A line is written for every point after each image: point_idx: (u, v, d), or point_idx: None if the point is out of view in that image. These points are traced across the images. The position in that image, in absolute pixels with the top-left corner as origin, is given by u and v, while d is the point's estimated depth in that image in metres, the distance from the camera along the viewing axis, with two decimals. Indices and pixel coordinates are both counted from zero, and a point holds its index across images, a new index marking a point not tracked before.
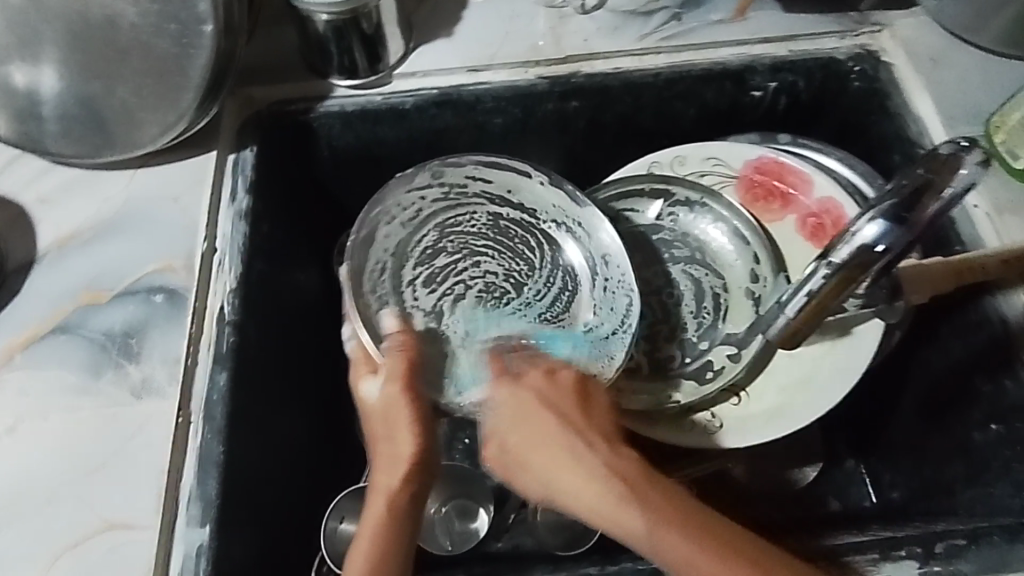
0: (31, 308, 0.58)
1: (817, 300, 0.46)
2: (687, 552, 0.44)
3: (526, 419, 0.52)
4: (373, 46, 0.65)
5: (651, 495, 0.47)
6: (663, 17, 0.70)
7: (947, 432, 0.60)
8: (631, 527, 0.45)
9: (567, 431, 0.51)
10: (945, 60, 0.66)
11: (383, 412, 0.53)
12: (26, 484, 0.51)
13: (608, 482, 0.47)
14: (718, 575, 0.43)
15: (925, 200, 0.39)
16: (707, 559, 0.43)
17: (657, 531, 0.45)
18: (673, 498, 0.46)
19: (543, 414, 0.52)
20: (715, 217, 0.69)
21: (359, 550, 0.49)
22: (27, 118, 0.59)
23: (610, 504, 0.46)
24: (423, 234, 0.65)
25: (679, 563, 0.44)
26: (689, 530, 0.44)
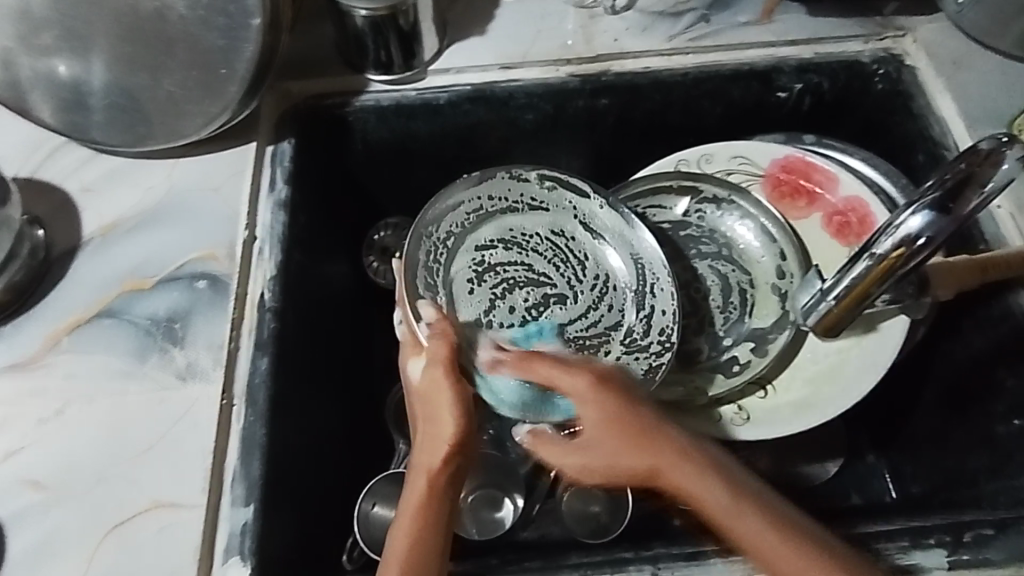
0: (77, 292, 0.59)
1: (859, 287, 0.49)
2: (778, 547, 0.45)
3: (603, 423, 0.51)
4: (408, 43, 0.66)
5: (751, 535, 0.45)
6: (691, 18, 0.71)
7: (969, 426, 0.61)
8: (696, 493, 0.48)
9: (651, 430, 0.50)
10: (968, 64, 0.68)
11: (425, 395, 0.55)
12: (76, 464, 0.53)
13: (641, 452, 0.50)
14: (760, 541, 0.45)
15: (967, 192, 0.41)
16: (747, 515, 0.46)
17: (739, 520, 0.46)
18: (773, 541, 0.45)
19: (616, 421, 0.51)
20: (742, 213, 0.70)
21: (401, 529, 0.50)
22: (75, 108, 0.61)
23: (722, 501, 0.47)
24: (482, 230, 0.67)
25: (772, 564, 0.45)
26: (729, 488, 0.47)
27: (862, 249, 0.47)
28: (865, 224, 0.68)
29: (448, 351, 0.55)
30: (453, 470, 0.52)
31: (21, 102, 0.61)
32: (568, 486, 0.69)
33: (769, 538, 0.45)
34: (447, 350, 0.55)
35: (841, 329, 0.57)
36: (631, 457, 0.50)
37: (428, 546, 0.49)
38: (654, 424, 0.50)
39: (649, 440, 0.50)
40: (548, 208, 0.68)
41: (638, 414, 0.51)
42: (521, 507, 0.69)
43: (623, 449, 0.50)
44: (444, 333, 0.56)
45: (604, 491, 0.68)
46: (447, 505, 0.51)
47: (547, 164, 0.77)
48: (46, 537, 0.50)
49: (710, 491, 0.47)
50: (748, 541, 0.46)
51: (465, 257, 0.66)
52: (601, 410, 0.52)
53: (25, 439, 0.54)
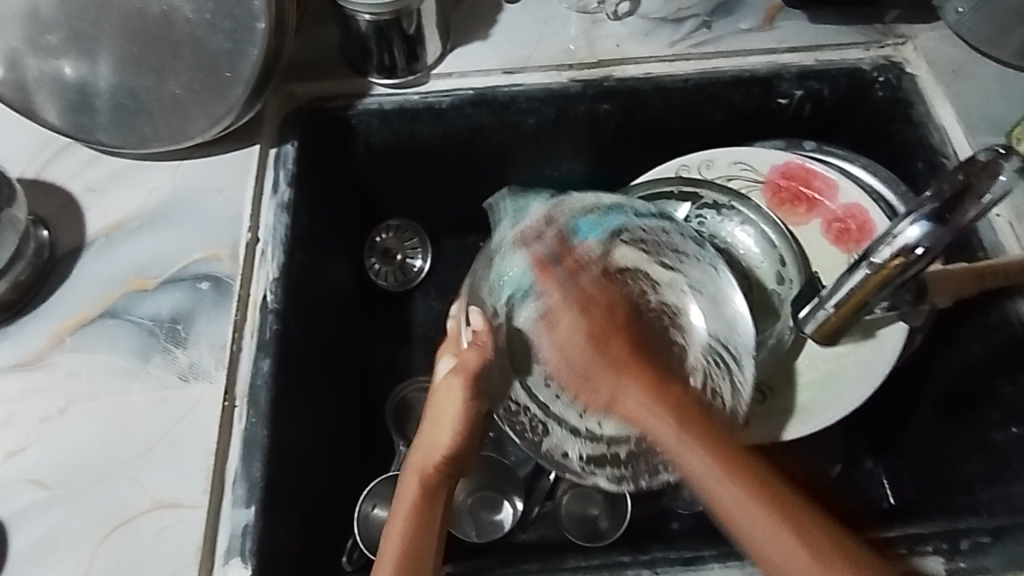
0: (81, 292, 0.60)
1: (857, 294, 0.50)
2: (707, 468, 0.50)
3: (591, 343, 0.60)
4: (412, 47, 0.67)
5: (688, 458, 0.51)
6: (693, 24, 0.71)
7: (966, 432, 0.62)
8: (648, 421, 0.55)
9: (627, 356, 0.59)
10: (967, 72, 0.68)
11: (436, 398, 0.54)
12: (79, 463, 0.53)
13: (609, 378, 0.59)
14: (706, 470, 0.50)
15: (965, 203, 0.41)
16: (691, 452, 0.51)
17: (683, 448, 0.52)
18: (711, 467, 0.49)
19: (609, 342, 0.60)
20: (743, 219, 0.70)
21: (394, 533, 0.50)
22: (81, 109, 0.61)
23: (676, 440, 0.52)
24: (610, 257, 0.60)
25: (708, 489, 0.49)
26: (692, 442, 0.52)
27: (861, 257, 0.48)
28: (865, 231, 0.68)
29: (475, 360, 0.53)
30: (448, 474, 0.52)
31: (27, 103, 0.61)
32: (567, 490, 0.70)
33: (715, 471, 0.49)
34: (476, 359, 0.53)
35: (839, 335, 0.57)
36: (620, 390, 0.58)
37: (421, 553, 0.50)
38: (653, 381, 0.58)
39: (617, 361, 0.59)
40: (656, 245, 0.61)
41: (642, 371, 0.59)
42: (521, 510, 0.70)
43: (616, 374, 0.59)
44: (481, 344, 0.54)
45: (602, 495, 0.68)
46: (439, 511, 0.52)
47: (549, 167, 0.77)
48: (49, 535, 0.51)
49: (669, 424, 0.54)
50: (689, 476, 0.51)
51: (562, 277, 0.60)
52: (584, 340, 0.60)
53: (28, 438, 0.54)
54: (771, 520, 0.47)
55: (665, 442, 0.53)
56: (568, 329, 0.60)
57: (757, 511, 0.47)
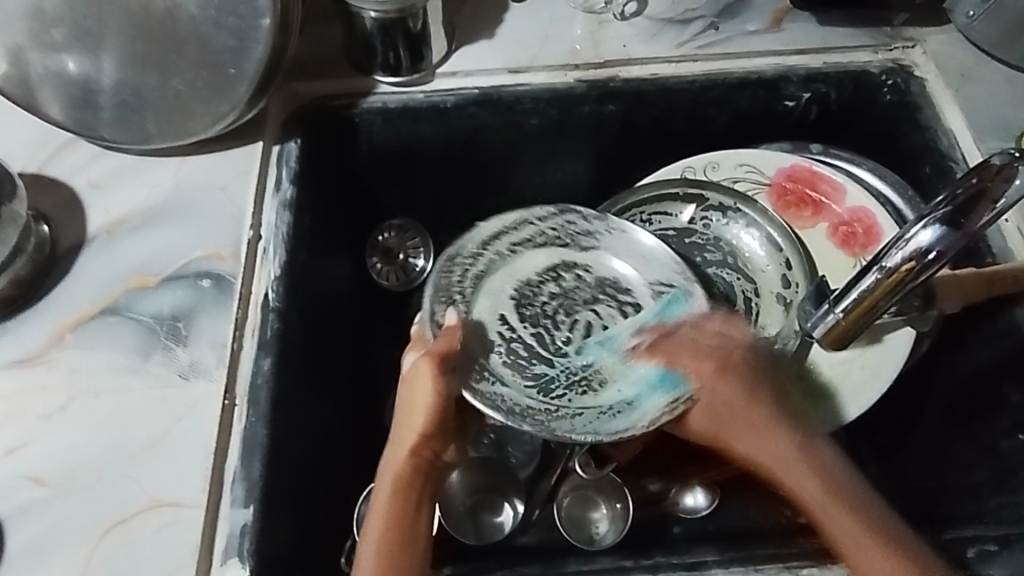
0: (83, 288, 0.59)
1: (867, 301, 0.49)
2: (812, 487, 0.53)
3: (708, 409, 0.56)
4: (417, 46, 0.66)
5: (802, 481, 0.53)
6: (700, 26, 0.71)
7: (972, 439, 0.61)
8: (755, 436, 0.55)
9: (749, 402, 0.56)
10: (976, 76, 0.68)
11: (408, 389, 0.54)
12: (78, 460, 0.53)
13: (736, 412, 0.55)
14: (795, 480, 0.54)
15: (979, 208, 0.41)
16: (795, 461, 0.54)
17: (796, 470, 0.54)
18: (824, 492, 0.52)
19: (722, 403, 0.56)
20: (749, 222, 0.70)
21: (374, 531, 0.51)
22: (84, 105, 0.61)
23: (792, 458, 0.54)
24: (523, 263, 0.65)
25: (812, 505, 0.52)
26: (789, 439, 0.55)
27: (871, 262, 0.47)
28: (871, 236, 0.68)
29: (445, 347, 0.55)
30: (423, 464, 0.53)
31: (30, 98, 0.61)
32: (568, 492, 0.69)
33: (813, 485, 0.53)
34: (445, 346, 0.56)
35: (847, 342, 0.56)
36: (772, 441, 0.55)
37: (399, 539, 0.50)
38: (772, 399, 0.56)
39: (727, 416, 0.56)
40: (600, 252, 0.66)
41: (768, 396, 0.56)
42: (521, 512, 0.69)
43: (745, 419, 0.55)
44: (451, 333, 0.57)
45: (603, 497, 0.68)
46: (416, 503, 0.52)
47: (553, 168, 0.77)
48: (46, 533, 0.50)
49: (787, 450, 0.54)
50: (803, 496, 0.53)
51: (511, 281, 0.65)
52: (694, 385, 0.57)
53: (27, 435, 0.54)
54: (885, 551, 0.49)
55: (774, 472, 0.55)
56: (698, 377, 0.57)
57: (841, 522, 0.51)
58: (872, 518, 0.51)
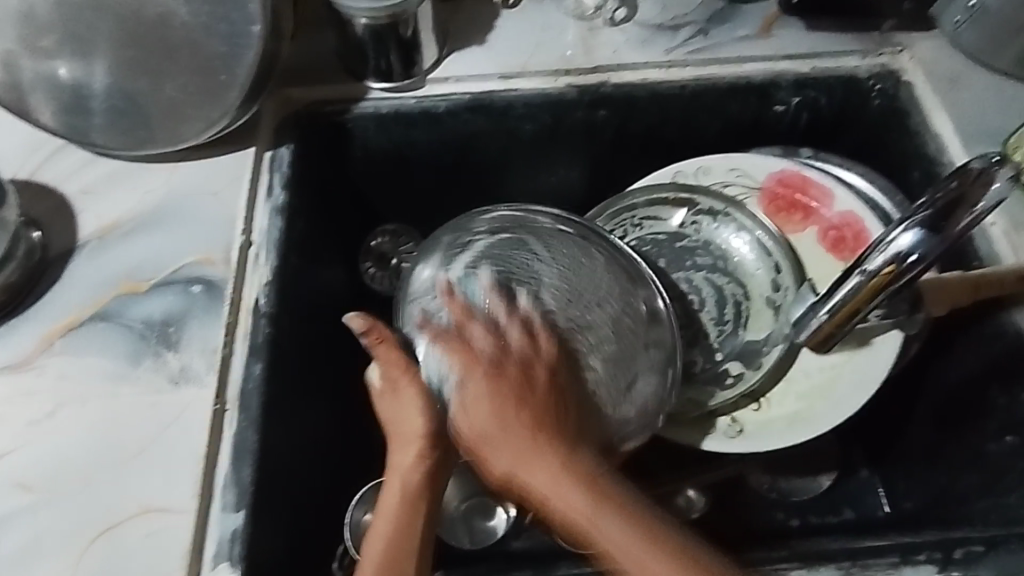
0: (73, 293, 0.59)
1: (851, 304, 0.49)
2: (614, 530, 0.47)
3: (496, 416, 0.49)
4: (408, 51, 0.66)
5: (604, 527, 0.46)
6: (690, 32, 0.71)
7: (961, 442, 0.62)
8: (524, 467, 0.48)
9: (512, 398, 0.49)
10: (963, 82, 0.68)
11: (386, 398, 0.53)
12: (68, 466, 0.53)
13: (501, 408, 0.49)
14: (632, 558, 0.46)
15: (958, 212, 0.41)
16: (643, 548, 0.46)
17: (591, 514, 0.47)
18: (627, 532, 0.46)
19: (514, 412, 0.49)
20: (738, 226, 0.70)
21: (380, 530, 0.50)
22: (75, 110, 0.61)
23: (569, 495, 0.47)
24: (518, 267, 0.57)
25: (611, 549, 0.47)
26: (623, 512, 0.47)
27: (854, 265, 0.47)
28: (860, 240, 0.68)
29: (392, 354, 0.52)
30: (428, 469, 0.51)
31: (23, 104, 0.61)
32: None
33: (634, 549, 0.46)
34: (392, 350, 0.52)
35: (833, 345, 0.57)
36: (534, 470, 0.48)
37: (407, 537, 0.49)
38: (583, 473, 0.48)
39: (524, 410, 0.49)
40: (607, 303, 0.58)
41: (553, 436, 0.49)
42: (514, 516, 0.68)
43: (523, 452, 0.48)
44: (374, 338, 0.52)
45: None
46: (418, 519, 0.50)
47: (546, 173, 0.77)
48: (33, 540, 0.50)
49: (575, 491, 0.47)
50: (603, 543, 0.47)
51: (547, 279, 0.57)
52: (479, 386, 0.50)
53: (17, 440, 0.54)
54: None
55: (546, 501, 0.48)
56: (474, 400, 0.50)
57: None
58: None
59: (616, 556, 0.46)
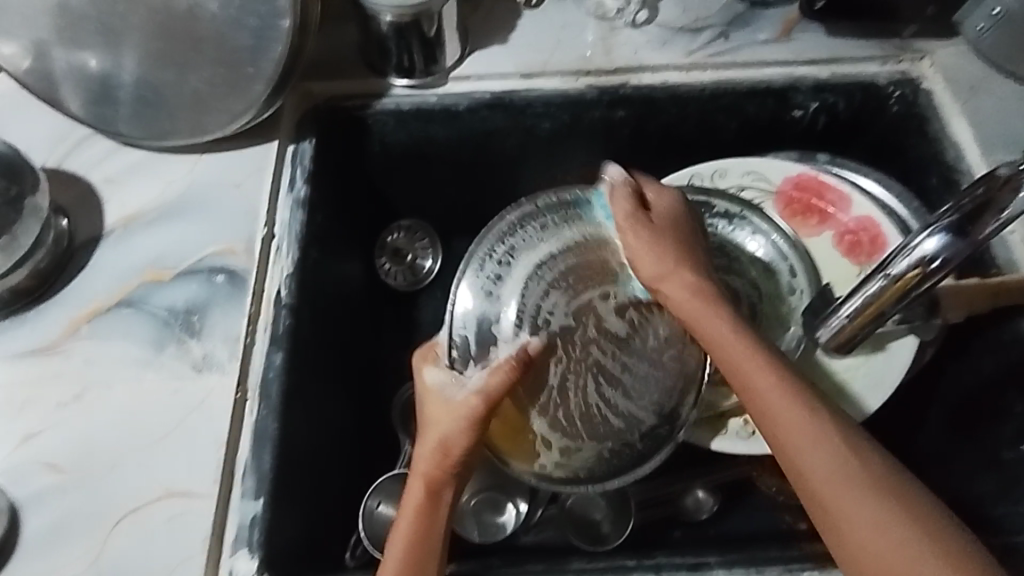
0: (99, 280, 0.60)
1: (874, 305, 0.50)
2: (762, 378, 0.49)
3: (667, 275, 0.52)
4: (431, 48, 0.67)
5: (766, 395, 0.48)
6: (710, 35, 0.72)
7: (978, 448, 0.62)
8: (693, 319, 0.52)
9: (681, 264, 0.53)
10: (984, 89, 0.68)
11: (443, 411, 0.52)
12: (93, 450, 0.54)
13: (662, 269, 0.52)
14: (789, 422, 0.47)
15: (984, 217, 0.42)
16: (828, 455, 0.45)
17: (761, 378, 0.49)
18: (786, 399, 0.48)
19: (671, 264, 0.52)
20: (754, 229, 0.69)
21: (399, 530, 0.51)
22: (105, 100, 0.63)
23: (724, 328, 0.51)
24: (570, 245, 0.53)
25: (767, 415, 0.48)
26: (816, 421, 0.46)
27: (878, 268, 0.48)
28: (876, 244, 0.68)
29: (496, 386, 0.49)
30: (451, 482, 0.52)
31: (53, 93, 0.63)
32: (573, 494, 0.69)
33: (781, 386, 0.48)
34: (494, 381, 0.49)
35: (854, 347, 0.58)
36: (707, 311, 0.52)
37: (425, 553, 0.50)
38: (762, 351, 0.50)
39: (677, 261, 0.53)
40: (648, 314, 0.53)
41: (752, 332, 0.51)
42: (524, 512, 0.69)
43: (675, 264, 0.52)
44: (624, 197, 0.55)
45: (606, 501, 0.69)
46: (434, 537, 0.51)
47: (562, 172, 0.77)
48: (60, 520, 0.51)
49: (738, 338, 0.50)
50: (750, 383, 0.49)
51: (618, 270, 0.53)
52: (687, 297, 0.52)
53: (44, 422, 0.55)
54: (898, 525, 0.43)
55: (734, 366, 0.50)
56: (674, 295, 0.52)
57: (824, 472, 0.45)
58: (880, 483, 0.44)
59: (774, 419, 0.48)
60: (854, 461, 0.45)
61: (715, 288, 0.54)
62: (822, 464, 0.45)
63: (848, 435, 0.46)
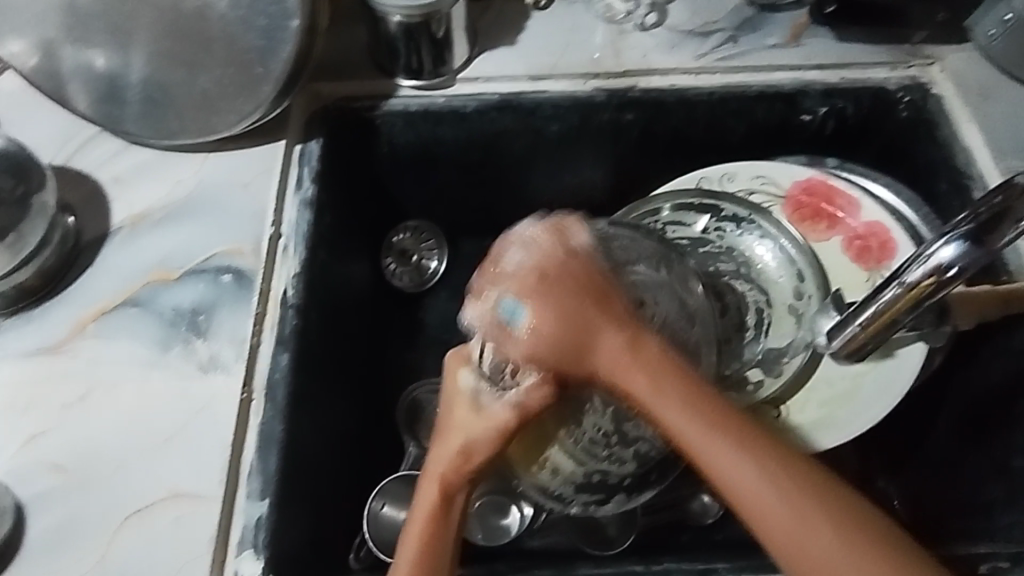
0: (105, 279, 0.60)
1: (888, 313, 0.50)
2: (688, 421, 0.44)
3: (584, 320, 0.48)
4: (440, 49, 0.67)
5: (673, 419, 0.45)
6: (719, 38, 0.72)
7: (985, 455, 0.61)
8: (619, 371, 0.47)
9: (596, 304, 0.48)
10: (994, 95, 0.68)
11: (471, 415, 0.51)
12: (99, 450, 0.53)
13: (579, 323, 0.48)
14: (738, 468, 0.43)
15: (1001, 226, 0.41)
16: (771, 493, 0.42)
17: (686, 419, 0.44)
18: (703, 432, 0.44)
19: (586, 305, 0.48)
20: (763, 233, 0.70)
21: (413, 530, 0.50)
22: (112, 99, 0.63)
23: (645, 374, 0.46)
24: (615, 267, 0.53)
25: (691, 445, 0.44)
26: (750, 458, 0.43)
27: (893, 276, 0.48)
28: (886, 249, 0.68)
29: (535, 399, 0.50)
30: (469, 487, 0.52)
31: (61, 91, 0.63)
32: None
33: (698, 423, 0.44)
34: (537, 395, 0.49)
35: (866, 357, 0.57)
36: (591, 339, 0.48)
37: (439, 560, 0.50)
38: (689, 391, 0.45)
39: (584, 301, 0.48)
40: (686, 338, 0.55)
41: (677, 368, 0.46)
42: (529, 516, 0.69)
43: (565, 296, 0.48)
44: (552, 240, 0.50)
45: None
46: (448, 544, 0.50)
47: (570, 175, 0.77)
48: (64, 522, 0.51)
49: (647, 377, 0.46)
50: (667, 424, 0.45)
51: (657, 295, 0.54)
52: (602, 337, 0.47)
53: (49, 422, 0.54)
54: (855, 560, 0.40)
55: (647, 404, 0.46)
56: (602, 342, 0.47)
57: (768, 505, 0.42)
58: (844, 520, 0.41)
59: (708, 464, 0.43)
60: (813, 499, 0.41)
61: (660, 330, 0.49)
62: (757, 502, 0.42)
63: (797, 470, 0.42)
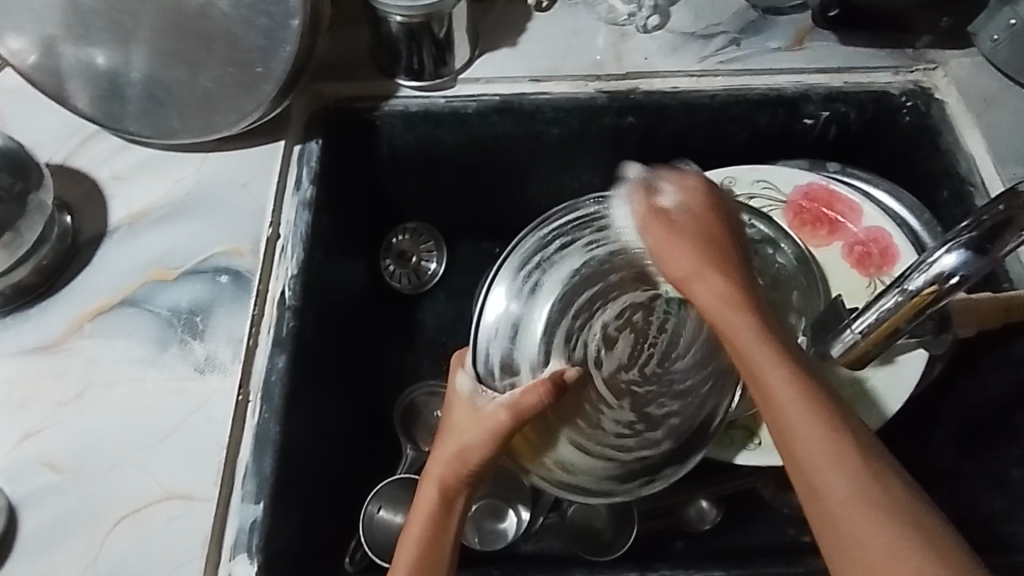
0: (103, 277, 0.60)
1: (889, 321, 0.49)
2: (786, 387, 0.44)
3: (697, 268, 0.50)
4: (441, 50, 0.67)
5: (774, 381, 0.44)
6: (722, 41, 0.71)
7: (983, 466, 0.62)
8: (719, 318, 0.48)
9: (718, 263, 0.50)
10: (998, 102, 0.68)
11: (469, 417, 0.51)
12: (95, 449, 0.53)
13: (686, 265, 0.50)
14: (814, 445, 0.42)
15: (1005, 235, 0.41)
16: (845, 482, 0.40)
17: (781, 384, 0.44)
18: (800, 402, 0.43)
19: (682, 258, 0.51)
20: (760, 237, 0.64)
21: (412, 533, 0.50)
22: (112, 97, 0.62)
23: (752, 332, 0.47)
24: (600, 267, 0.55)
25: (784, 417, 0.43)
26: (835, 441, 0.42)
27: (893, 284, 0.48)
28: (887, 256, 0.67)
29: (532, 403, 0.49)
30: (467, 489, 0.52)
31: (61, 89, 0.62)
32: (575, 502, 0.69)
33: (792, 394, 0.43)
34: (534, 399, 0.49)
35: (865, 365, 0.57)
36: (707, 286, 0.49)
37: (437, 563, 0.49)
38: (792, 360, 0.45)
39: (701, 255, 0.50)
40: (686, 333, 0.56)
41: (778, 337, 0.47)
42: (525, 520, 0.68)
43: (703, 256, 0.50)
44: (642, 196, 0.54)
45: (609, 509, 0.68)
46: (446, 547, 0.50)
47: (570, 177, 0.77)
48: (58, 521, 0.51)
49: (762, 335, 0.46)
50: (764, 388, 0.45)
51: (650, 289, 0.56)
52: (715, 288, 0.49)
53: (45, 421, 0.54)
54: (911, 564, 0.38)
55: (748, 364, 0.46)
56: (704, 291, 0.49)
57: (837, 495, 0.40)
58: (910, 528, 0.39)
59: (790, 433, 0.43)
60: (876, 496, 0.40)
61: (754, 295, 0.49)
62: (832, 484, 0.41)
63: (870, 454, 0.41)
